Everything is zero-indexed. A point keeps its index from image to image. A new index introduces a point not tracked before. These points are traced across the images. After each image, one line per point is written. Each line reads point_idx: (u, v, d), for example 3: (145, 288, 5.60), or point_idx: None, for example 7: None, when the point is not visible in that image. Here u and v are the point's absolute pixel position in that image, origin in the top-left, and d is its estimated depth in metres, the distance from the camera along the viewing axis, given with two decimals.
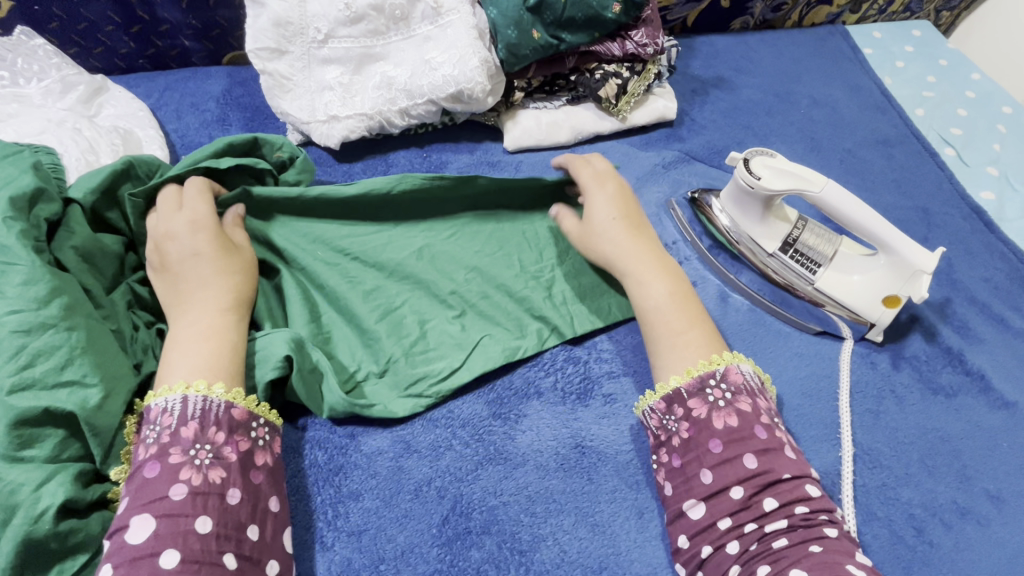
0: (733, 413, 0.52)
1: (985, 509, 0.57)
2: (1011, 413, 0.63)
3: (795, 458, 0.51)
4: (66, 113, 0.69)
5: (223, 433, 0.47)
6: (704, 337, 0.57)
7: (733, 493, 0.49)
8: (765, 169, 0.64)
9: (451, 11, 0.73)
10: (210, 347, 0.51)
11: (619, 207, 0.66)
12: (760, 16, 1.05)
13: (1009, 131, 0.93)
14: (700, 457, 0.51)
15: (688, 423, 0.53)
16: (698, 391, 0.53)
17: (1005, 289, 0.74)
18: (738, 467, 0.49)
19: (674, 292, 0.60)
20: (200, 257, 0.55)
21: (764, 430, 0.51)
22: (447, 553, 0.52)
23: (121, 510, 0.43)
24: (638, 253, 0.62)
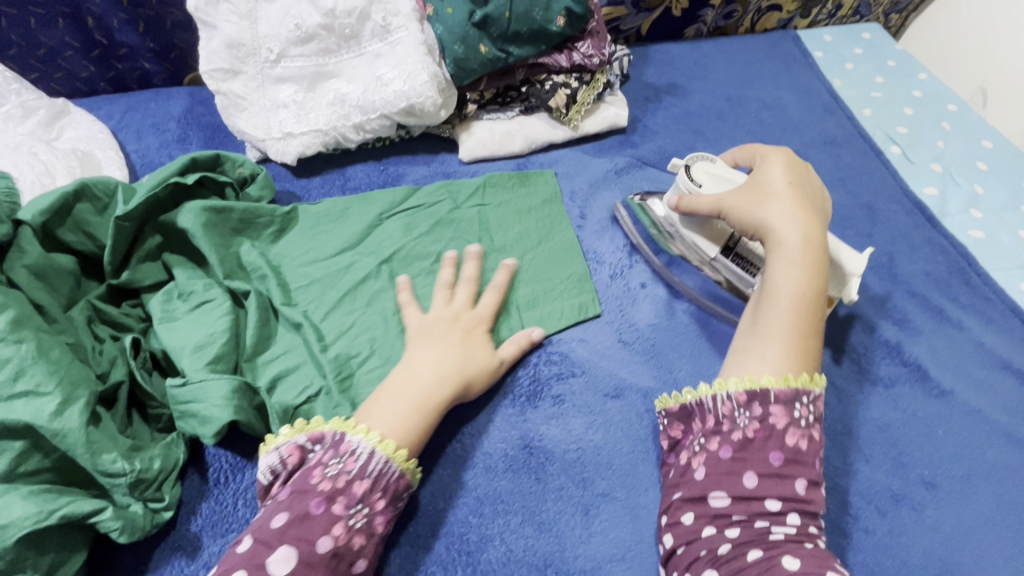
0: (805, 437, 0.52)
1: (920, 495, 0.59)
2: (947, 402, 0.65)
3: (825, 495, 0.52)
4: (24, 138, 0.71)
5: (383, 502, 0.51)
6: (815, 350, 0.56)
7: (768, 503, 0.49)
8: (703, 175, 0.68)
9: (399, 28, 0.75)
10: (419, 417, 0.55)
11: (805, 190, 0.63)
12: (712, 23, 1.09)
13: (953, 128, 0.96)
14: (754, 460, 0.51)
15: (757, 426, 0.52)
16: (788, 401, 0.53)
17: (944, 281, 0.76)
18: (786, 485, 0.50)
19: (814, 291, 0.57)
20: (468, 339, 0.62)
21: (820, 463, 0.52)
22: (395, 557, 0.54)
23: (273, 530, 0.47)
24: (808, 238, 0.59)
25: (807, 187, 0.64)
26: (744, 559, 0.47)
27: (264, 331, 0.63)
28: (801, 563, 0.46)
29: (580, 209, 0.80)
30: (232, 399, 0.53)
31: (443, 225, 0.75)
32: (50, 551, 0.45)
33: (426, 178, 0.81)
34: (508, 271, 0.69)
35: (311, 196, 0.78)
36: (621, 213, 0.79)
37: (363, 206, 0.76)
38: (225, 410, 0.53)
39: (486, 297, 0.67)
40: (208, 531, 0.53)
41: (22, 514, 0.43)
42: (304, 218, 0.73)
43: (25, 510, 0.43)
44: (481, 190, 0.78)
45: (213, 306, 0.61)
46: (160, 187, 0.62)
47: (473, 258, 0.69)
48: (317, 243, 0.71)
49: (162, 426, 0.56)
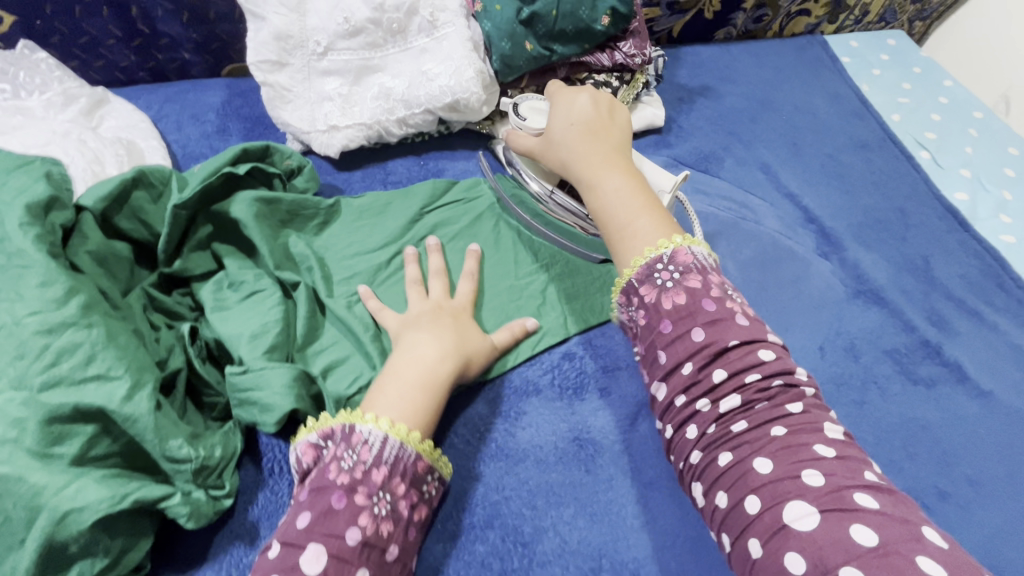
0: (682, 292, 0.51)
1: (964, 492, 0.60)
2: (987, 401, 0.67)
3: (745, 326, 0.49)
4: (70, 125, 0.71)
5: (404, 486, 0.50)
6: (653, 224, 0.56)
7: (684, 370, 0.48)
8: (531, 113, 0.72)
9: (446, 24, 0.76)
10: (422, 397, 0.55)
11: (583, 115, 0.66)
12: (742, 27, 1.09)
13: (980, 135, 0.98)
14: (654, 341, 0.51)
15: (644, 312, 0.52)
16: (647, 277, 0.52)
17: (979, 284, 0.78)
18: (687, 344, 0.49)
19: (625, 190, 0.59)
20: (459, 323, 0.63)
21: (713, 303, 0.50)
22: (452, 547, 0.55)
23: (298, 529, 0.47)
24: (593, 156, 0.63)
25: (583, 113, 0.66)
26: (718, 463, 0.45)
27: (313, 322, 0.63)
28: (774, 465, 0.43)
29: None
30: (293, 388, 0.54)
31: (483, 220, 0.75)
32: (121, 535, 0.45)
33: (466, 173, 0.81)
34: (475, 254, 0.70)
35: (354, 189, 0.78)
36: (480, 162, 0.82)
37: (404, 200, 0.76)
38: (287, 398, 0.53)
39: (462, 285, 0.67)
40: (266, 521, 0.53)
41: (97, 498, 0.43)
42: (347, 212, 0.73)
43: (100, 493, 0.43)
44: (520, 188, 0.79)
45: (265, 296, 0.62)
46: (214, 176, 0.63)
47: (434, 250, 0.70)
48: (360, 236, 0.72)
49: (218, 414, 0.57)
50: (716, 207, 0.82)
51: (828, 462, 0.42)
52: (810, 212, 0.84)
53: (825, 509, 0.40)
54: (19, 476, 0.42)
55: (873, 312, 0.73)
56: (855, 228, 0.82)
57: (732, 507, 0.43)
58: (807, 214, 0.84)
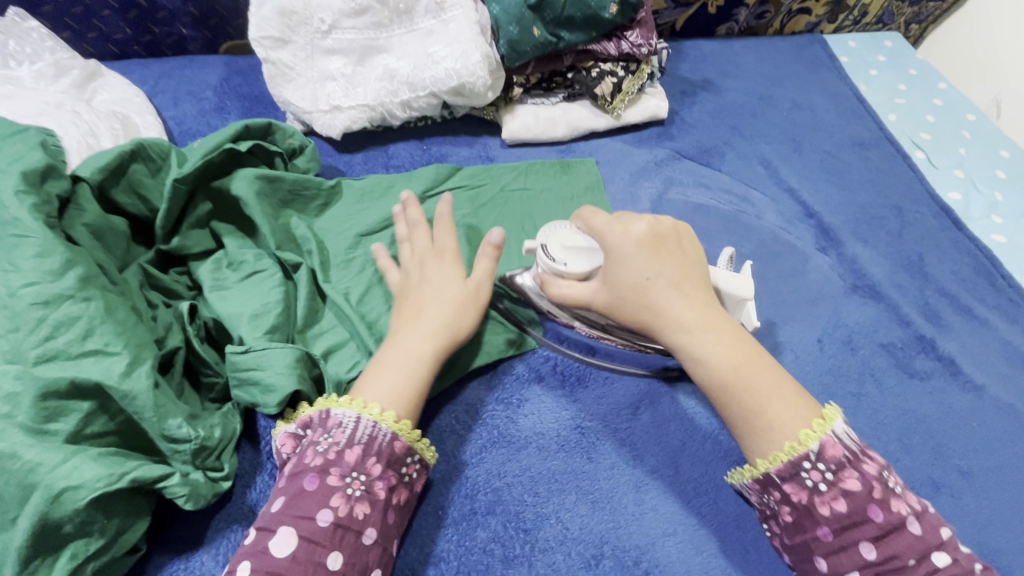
0: (839, 495, 0.49)
1: (957, 483, 0.61)
2: (979, 395, 0.68)
3: (918, 533, 0.47)
4: (63, 96, 0.69)
5: (380, 467, 0.49)
6: (787, 409, 0.51)
7: (849, 575, 0.48)
8: (560, 248, 0.59)
9: (453, 6, 0.75)
10: (400, 376, 0.53)
11: (657, 264, 0.55)
12: (744, 23, 1.10)
13: (973, 137, 0.99)
14: (809, 543, 0.50)
15: (789, 507, 0.50)
16: (792, 475, 0.50)
17: (972, 281, 0.79)
18: (852, 553, 0.48)
19: (740, 361, 0.53)
20: (435, 277, 0.60)
21: (878, 509, 0.48)
22: (454, 533, 0.54)
23: (272, 511, 0.47)
24: (691, 322, 0.54)
25: (656, 262, 0.55)
26: None
27: (314, 305, 0.62)
28: None
29: (623, 202, 0.80)
30: (295, 368, 0.53)
31: (487, 207, 0.75)
32: (118, 516, 0.43)
33: (469, 159, 0.81)
34: (446, 201, 0.65)
35: (355, 171, 0.77)
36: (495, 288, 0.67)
37: (407, 184, 0.75)
38: (290, 378, 0.52)
39: (439, 231, 0.63)
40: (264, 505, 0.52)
41: (93, 476, 0.42)
42: (348, 194, 0.72)
43: (97, 471, 0.42)
44: (524, 175, 0.78)
45: (265, 277, 0.60)
46: (216, 152, 0.61)
47: (410, 203, 0.66)
48: (361, 218, 0.70)
49: (215, 396, 0.55)
50: (717, 201, 0.83)
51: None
52: (810, 207, 0.85)
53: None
54: (13, 452, 0.41)
55: (871, 306, 0.74)
56: (853, 224, 0.83)
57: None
58: (807, 209, 0.84)
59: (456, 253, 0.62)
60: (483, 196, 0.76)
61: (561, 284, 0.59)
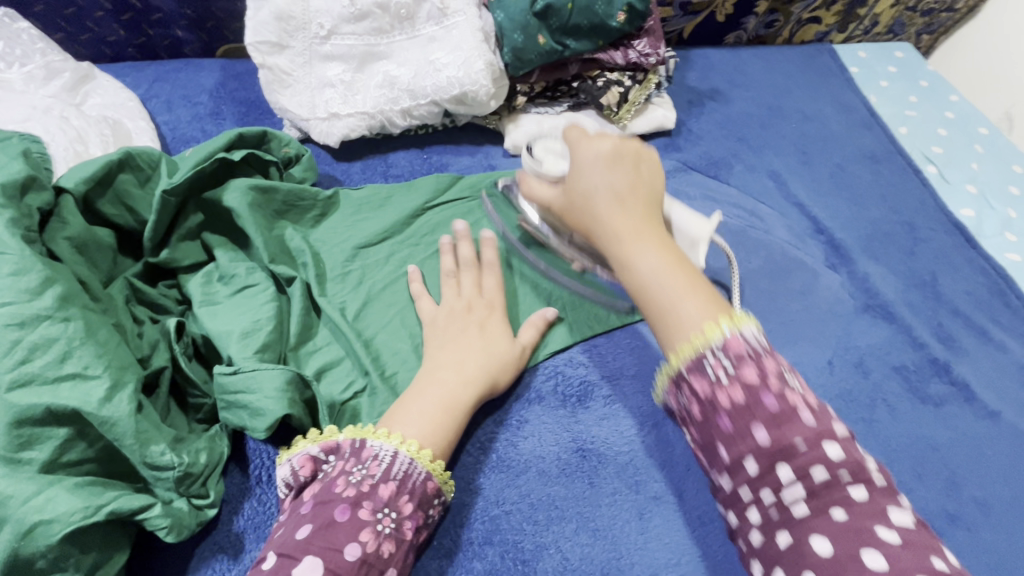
0: (739, 386, 0.42)
1: (972, 515, 0.59)
2: (995, 422, 0.66)
3: (813, 423, 0.41)
4: (52, 101, 0.66)
5: (412, 506, 0.47)
6: (699, 309, 0.45)
7: (746, 466, 0.42)
8: (544, 153, 0.64)
9: (457, 13, 0.73)
10: (444, 419, 0.52)
11: (613, 176, 0.53)
12: (753, 31, 1.08)
13: (986, 151, 0.97)
14: (710, 435, 0.44)
15: (695, 403, 0.44)
16: (697, 369, 0.43)
17: (986, 302, 0.77)
18: (749, 443, 0.42)
19: (665, 267, 0.48)
20: (485, 329, 0.60)
21: (775, 397, 0.42)
22: (449, 564, 0.52)
23: (296, 539, 0.43)
24: (621, 227, 0.51)
25: (616, 172, 0.53)
26: (778, 547, 0.40)
27: (308, 321, 0.60)
28: (833, 546, 0.38)
29: None
30: (286, 391, 0.50)
31: (490, 219, 0.72)
32: (94, 549, 0.41)
33: (471, 169, 0.78)
34: (492, 243, 0.66)
35: (353, 180, 0.74)
36: (486, 208, 0.72)
37: (406, 194, 0.73)
38: (280, 402, 0.49)
39: (489, 278, 0.64)
40: (252, 533, 0.50)
41: (68, 509, 0.39)
42: (346, 204, 0.70)
43: (72, 504, 0.40)
44: None
45: (257, 291, 0.58)
46: (207, 162, 0.59)
47: (463, 239, 0.66)
48: (359, 229, 0.68)
49: (203, 416, 0.53)
50: (725, 215, 0.80)
51: (895, 549, 0.37)
52: (820, 222, 0.83)
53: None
54: None
55: (882, 327, 0.72)
56: (864, 241, 0.81)
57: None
58: (817, 225, 0.82)
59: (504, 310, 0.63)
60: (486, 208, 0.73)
61: (534, 184, 0.60)
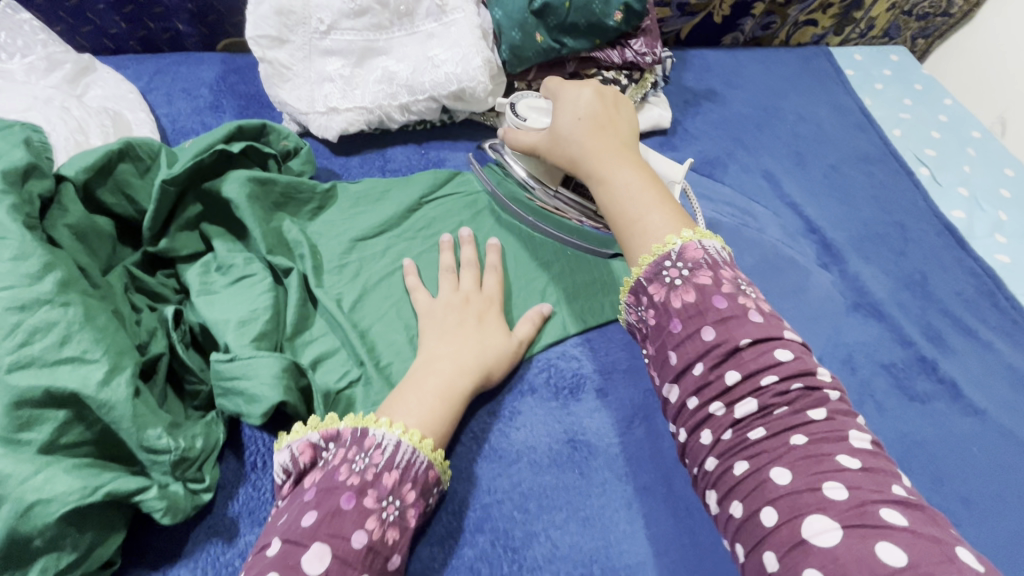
0: (691, 290, 0.48)
1: (956, 511, 0.60)
2: (981, 420, 0.67)
3: (760, 325, 0.46)
4: (53, 91, 0.67)
5: (415, 494, 0.48)
6: (665, 220, 0.54)
7: (694, 369, 0.46)
8: (528, 111, 0.69)
9: (456, 10, 0.74)
10: (441, 408, 0.53)
11: (591, 110, 0.63)
12: (749, 33, 1.09)
13: (978, 154, 0.98)
14: (664, 341, 0.49)
15: (652, 309, 0.50)
16: (655, 275, 0.50)
17: (975, 302, 0.78)
18: (696, 343, 0.46)
19: (635, 184, 0.57)
20: (482, 323, 0.61)
21: (724, 300, 0.47)
22: (441, 551, 0.53)
23: (304, 527, 0.43)
24: (600, 154, 0.60)
25: (592, 108, 0.64)
26: (733, 473, 0.42)
27: (304, 312, 0.60)
28: (790, 472, 0.40)
29: None
30: (282, 378, 0.51)
31: (486, 215, 0.73)
32: (90, 530, 0.42)
33: (469, 164, 0.79)
34: (496, 249, 0.68)
35: (351, 175, 0.75)
36: (476, 172, 0.77)
37: (404, 188, 0.73)
38: (276, 389, 0.50)
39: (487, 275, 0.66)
40: (246, 518, 0.50)
41: (67, 489, 0.40)
42: (343, 197, 0.71)
43: (70, 484, 0.41)
44: None
45: (254, 281, 0.59)
46: (207, 152, 0.60)
47: (467, 242, 0.68)
48: (356, 222, 0.69)
49: (199, 403, 0.54)
50: (719, 213, 0.81)
51: (853, 474, 0.39)
52: (812, 222, 0.84)
53: (848, 524, 0.36)
54: None
55: (872, 325, 0.73)
56: (856, 241, 0.82)
57: (747, 519, 0.40)
58: (809, 224, 0.83)
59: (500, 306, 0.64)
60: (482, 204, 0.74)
61: (518, 132, 0.68)
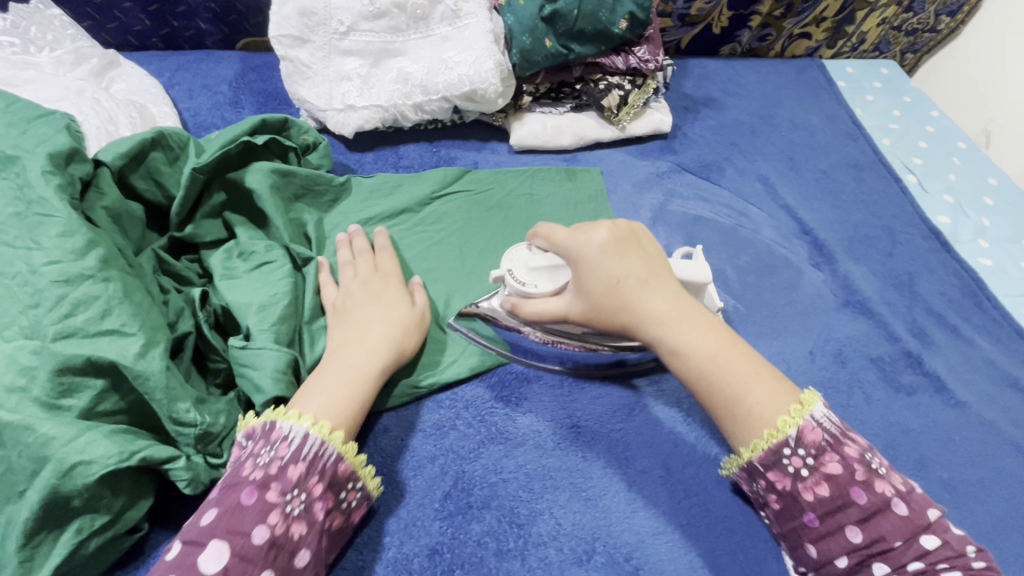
0: (822, 480, 0.50)
1: (939, 494, 0.63)
2: (963, 411, 0.70)
3: (905, 514, 0.48)
4: (83, 84, 0.70)
5: (322, 487, 0.48)
6: (760, 392, 0.52)
7: (837, 561, 0.49)
8: (527, 271, 0.61)
9: (469, 15, 0.78)
10: (345, 392, 0.53)
11: (622, 264, 0.56)
12: (746, 44, 1.13)
13: (964, 163, 1.02)
14: (799, 530, 0.51)
15: (776, 495, 0.52)
16: (775, 463, 0.51)
17: (958, 301, 0.82)
18: (839, 539, 0.49)
19: (717, 350, 0.54)
20: (382, 302, 0.61)
21: (861, 491, 0.49)
22: (448, 526, 0.56)
23: (204, 524, 0.44)
24: (664, 319, 0.55)
25: (622, 265, 0.56)
26: None
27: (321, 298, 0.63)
28: None
29: (624, 211, 0.82)
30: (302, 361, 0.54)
31: (494, 211, 0.77)
32: (123, 494, 0.44)
33: (478, 163, 0.82)
34: (384, 232, 0.68)
35: (365, 170, 0.78)
36: (460, 332, 0.66)
37: (415, 183, 0.77)
38: (276, 383, 0.52)
39: (383, 258, 0.65)
40: None
41: (105, 453, 0.43)
42: (357, 190, 0.74)
43: (108, 448, 0.43)
44: (529, 180, 0.81)
45: (274, 268, 0.61)
46: (232, 144, 0.63)
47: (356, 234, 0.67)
48: (369, 215, 0.72)
49: (220, 381, 0.56)
50: (717, 214, 0.85)
51: None
52: (806, 224, 0.87)
53: None
54: (28, 425, 0.42)
55: (861, 321, 0.77)
56: (847, 242, 0.86)
57: None
58: (803, 226, 0.87)
59: (400, 278, 0.64)
60: (491, 200, 0.77)
61: (534, 303, 0.60)
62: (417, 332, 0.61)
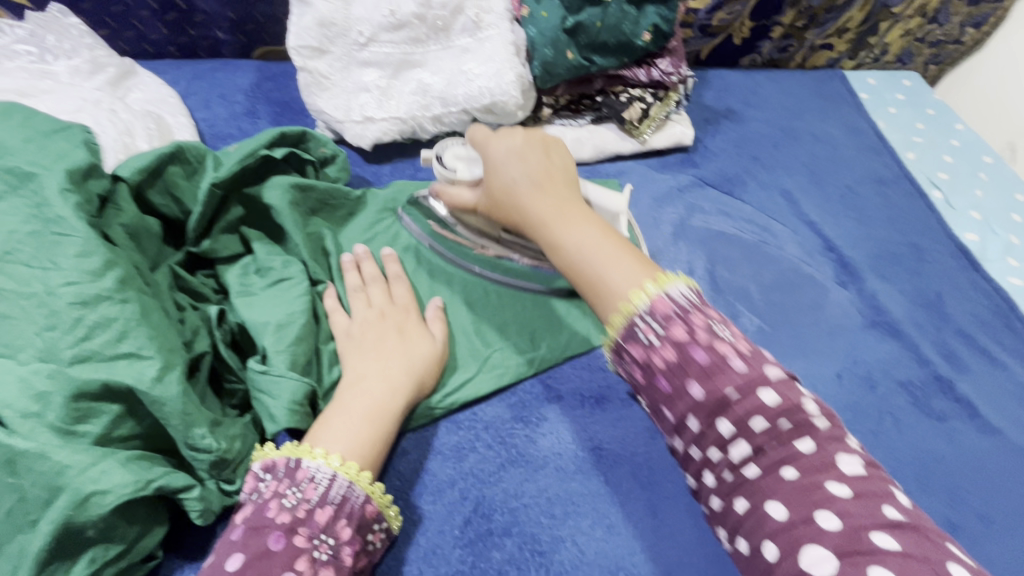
0: (671, 346, 0.45)
1: (974, 526, 0.61)
2: (996, 438, 0.68)
3: (745, 372, 0.44)
4: (100, 94, 0.69)
5: (350, 531, 0.46)
6: (625, 275, 0.48)
7: (690, 424, 0.45)
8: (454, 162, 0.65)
9: (490, 26, 0.76)
10: (369, 430, 0.52)
11: (526, 162, 0.56)
12: (767, 55, 1.11)
13: (990, 179, 1.00)
14: (654, 397, 0.47)
15: (636, 368, 0.47)
16: (631, 333, 0.46)
17: (989, 323, 0.80)
18: (687, 403, 0.44)
19: (591, 239, 0.51)
20: (403, 336, 0.60)
21: (704, 352, 0.44)
22: (469, 554, 0.54)
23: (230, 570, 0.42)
24: (543, 212, 0.53)
25: (526, 162, 0.56)
26: (735, 511, 0.42)
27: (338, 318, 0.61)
28: (787, 508, 0.40)
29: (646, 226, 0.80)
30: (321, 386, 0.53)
31: None
32: (138, 523, 0.43)
33: None
34: (394, 258, 0.67)
35: (383, 182, 0.77)
36: (406, 223, 0.72)
37: None
38: (291, 416, 0.51)
39: (399, 288, 0.64)
40: None
41: (121, 482, 0.41)
42: (374, 204, 0.73)
43: (124, 478, 0.42)
44: None
45: (292, 285, 0.59)
46: (251, 158, 0.61)
47: (363, 258, 0.65)
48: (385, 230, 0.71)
49: (236, 402, 0.55)
50: (740, 230, 0.83)
51: (845, 501, 0.39)
52: (830, 240, 0.85)
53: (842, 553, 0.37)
54: (41, 454, 0.40)
55: (889, 342, 0.75)
56: (872, 260, 0.84)
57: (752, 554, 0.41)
58: (827, 242, 0.85)
59: (418, 311, 0.63)
60: None
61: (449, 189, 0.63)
62: (436, 366, 0.60)
